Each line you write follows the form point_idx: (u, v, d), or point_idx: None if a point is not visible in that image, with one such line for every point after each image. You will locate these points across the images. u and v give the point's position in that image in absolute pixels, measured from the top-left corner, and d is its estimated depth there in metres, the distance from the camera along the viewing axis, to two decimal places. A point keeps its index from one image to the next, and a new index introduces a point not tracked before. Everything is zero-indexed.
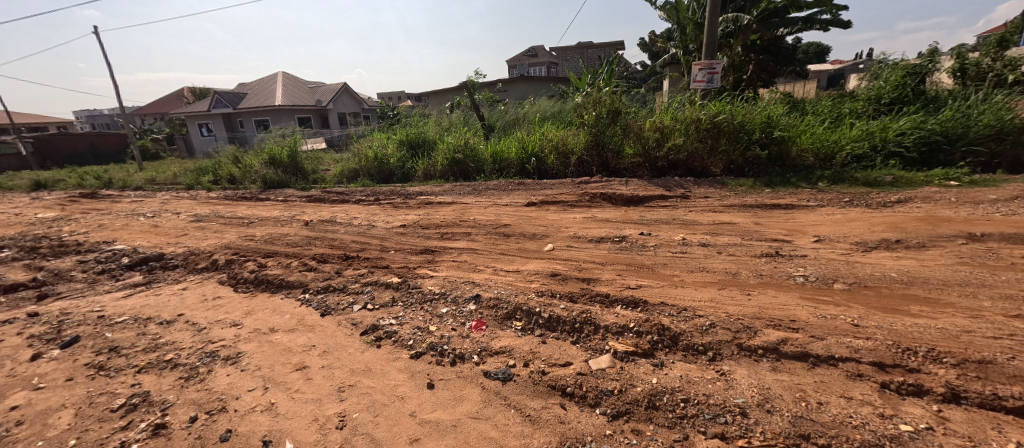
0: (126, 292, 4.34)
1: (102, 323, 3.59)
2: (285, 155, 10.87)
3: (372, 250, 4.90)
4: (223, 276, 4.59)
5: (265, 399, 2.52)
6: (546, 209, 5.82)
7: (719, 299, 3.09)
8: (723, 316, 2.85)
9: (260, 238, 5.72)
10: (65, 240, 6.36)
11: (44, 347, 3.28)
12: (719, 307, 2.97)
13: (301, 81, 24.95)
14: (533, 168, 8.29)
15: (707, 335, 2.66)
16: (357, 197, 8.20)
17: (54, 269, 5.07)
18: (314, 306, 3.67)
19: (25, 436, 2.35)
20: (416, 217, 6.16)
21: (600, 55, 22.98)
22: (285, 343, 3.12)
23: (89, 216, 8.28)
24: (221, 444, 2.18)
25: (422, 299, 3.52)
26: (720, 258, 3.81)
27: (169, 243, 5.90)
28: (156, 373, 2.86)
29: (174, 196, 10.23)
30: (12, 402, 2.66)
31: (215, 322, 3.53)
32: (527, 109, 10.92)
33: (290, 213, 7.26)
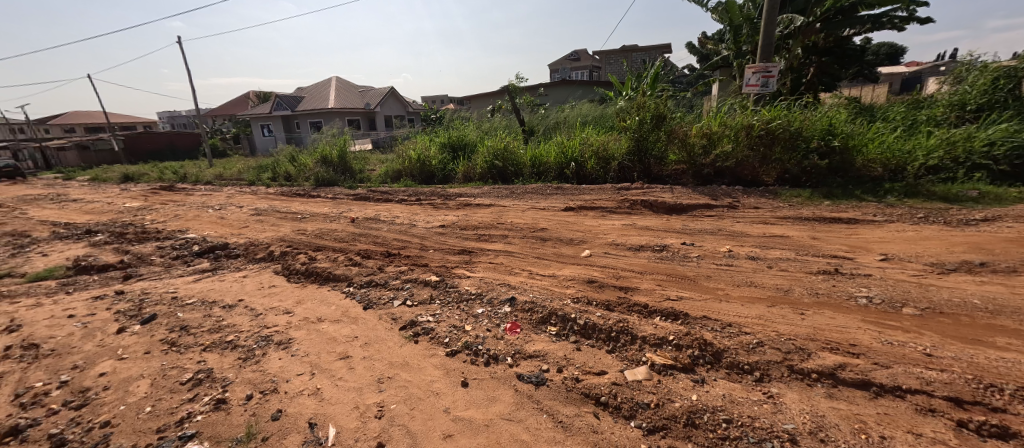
0: (196, 277, 4.78)
1: (175, 304, 3.98)
2: (335, 154, 11.50)
3: (412, 249, 5.07)
4: (278, 266, 4.93)
5: (312, 384, 2.67)
6: (584, 215, 5.75)
7: (768, 317, 2.91)
8: (772, 335, 2.68)
9: (311, 232, 6.09)
10: (147, 228, 7.10)
11: (128, 322, 3.68)
12: (768, 325, 2.81)
13: (353, 86, 26.29)
14: (571, 173, 8.23)
15: (755, 354, 2.52)
16: (400, 196, 8.52)
17: (138, 253, 5.67)
18: (357, 300, 3.86)
19: (112, 399, 2.65)
20: (455, 218, 6.30)
21: (646, 58, 22.41)
22: (330, 333, 3.30)
23: (167, 207, 9.18)
24: (272, 422, 2.34)
25: (459, 298, 3.61)
26: (770, 272, 3.60)
27: (232, 234, 6.41)
28: (218, 352, 3.12)
29: (238, 191, 11.12)
30: (101, 368, 3.00)
31: (269, 309, 3.80)
32: (568, 113, 10.85)
33: (338, 210, 7.67)
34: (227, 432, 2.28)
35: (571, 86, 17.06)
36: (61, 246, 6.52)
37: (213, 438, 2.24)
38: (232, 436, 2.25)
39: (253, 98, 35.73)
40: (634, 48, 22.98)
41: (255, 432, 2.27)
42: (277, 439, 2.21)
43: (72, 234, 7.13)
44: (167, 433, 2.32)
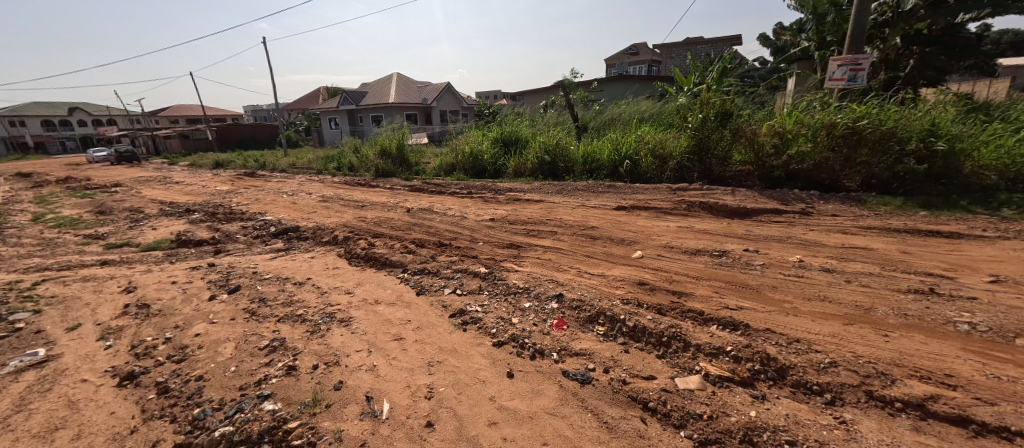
0: (272, 255, 5.26)
1: (254, 278, 4.42)
2: (394, 147, 12.05)
3: (463, 240, 5.21)
4: (341, 250, 5.29)
5: (369, 360, 2.85)
6: (637, 214, 5.57)
7: (844, 335, 2.65)
8: (848, 356, 2.44)
9: (371, 220, 6.45)
10: (233, 209, 7.92)
11: (217, 290, 4.15)
12: (844, 344, 2.56)
13: (414, 82, 27.34)
14: (625, 171, 7.99)
15: (826, 375, 2.31)
16: (452, 189, 8.76)
17: (226, 231, 6.36)
18: (411, 285, 4.05)
19: (203, 357, 3.01)
20: (505, 212, 6.37)
21: (712, 52, 21.07)
22: (385, 315, 3.49)
23: (250, 191, 10.17)
24: (334, 392, 2.54)
25: (507, 291, 3.65)
26: (848, 287, 3.26)
27: (303, 218, 6.97)
28: (289, 323, 3.43)
29: (308, 179, 12.04)
30: (196, 329, 3.42)
31: (333, 288, 4.10)
32: (619, 109, 10.52)
33: (395, 200, 8.05)
34: (295, 396, 2.50)
35: (629, 81, 16.51)
36: (166, 222, 7.48)
37: (283, 400, 2.47)
38: (299, 400, 2.46)
39: (324, 94, 38.40)
40: (699, 40, 21.70)
41: (319, 399, 2.46)
42: (337, 408, 2.39)
43: (174, 212, 8.13)
44: (247, 391, 2.59)
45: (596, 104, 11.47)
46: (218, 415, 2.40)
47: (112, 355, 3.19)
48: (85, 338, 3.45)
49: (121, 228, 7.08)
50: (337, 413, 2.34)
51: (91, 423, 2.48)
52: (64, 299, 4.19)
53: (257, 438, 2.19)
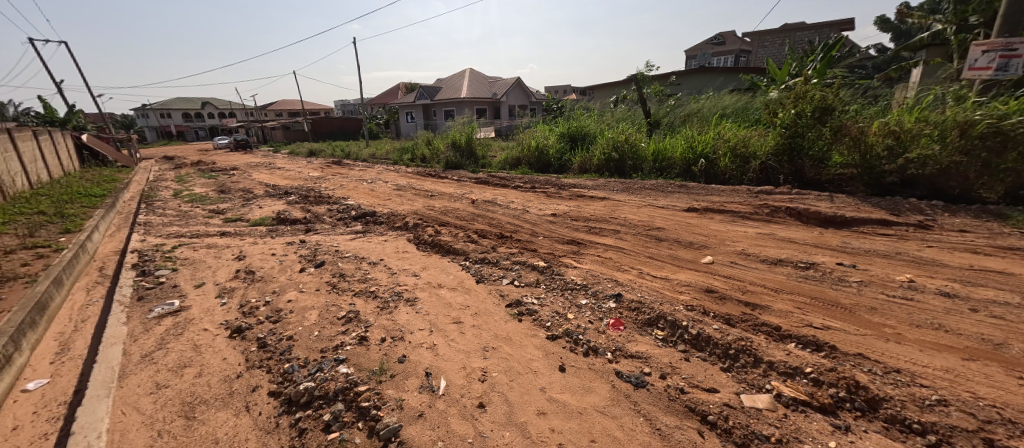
0: (352, 236, 5.78)
1: (337, 255, 4.91)
2: (463, 140, 12.46)
3: (524, 233, 5.30)
4: (410, 235, 5.65)
5: (430, 339, 3.05)
6: (708, 217, 5.26)
7: (961, 373, 2.30)
8: (964, 396, 2.12)
9: (439, 209, 6.80)
10: (322, 193, 8.79)
11: (306, 264, 4.68)
12: (960, 383, 2.22)
13: (485, 76, 27.92)
14: (699, 170, 7.54)
15: (931, 414, 2.03)
16: (516, 183, 8.90)
17: (315, 213, 7.10)
18: (472, 273, 4.23)
19: (293, 320, 3.43)
20: (567, 208, 6.36)
21: (813, 39, 18.80)
22: (447, 298, 3.69)
23: (336, 178, 11.20)
24: (398, 364, 2.76)
25: (564, 286, 3.68)
26: (972, 317, 2.80)
27: (379, 204, 7.53)
28: (363, 298, 3.77)
29: (386, 168, 12.94)
30: (289, 295, 3.90)
31: (402, 270, 4.42)
32: (701, 103, 9.85)
33: (462, 191, 8.38)
34: (365, 363, 2.77)
35: (710, 74, 15.39)
36: (269, 201, 8.53)
37: (355, 366, 2.75)
38: (368, 367, 2.72)
39: (403, 89, 40.67)
40: (797, 26, 19.48)
41: (385, 368, 2.70)
42: (401, 379, 2.60)
43: (275, 193, 9.23)
44: (327, 354, 2.91)
45: (671, 99, 10.89)
46: (303, 372, 2.74)
47: (226, 311, 3.76)
48: (207, 294, 4.10)
49: (234, 205, 8.21)
50: (400, 384, 2.56)
51: (208, 365, 2.96)
52: (193, 261, 5.01)
53: (332, 396, 2.47)
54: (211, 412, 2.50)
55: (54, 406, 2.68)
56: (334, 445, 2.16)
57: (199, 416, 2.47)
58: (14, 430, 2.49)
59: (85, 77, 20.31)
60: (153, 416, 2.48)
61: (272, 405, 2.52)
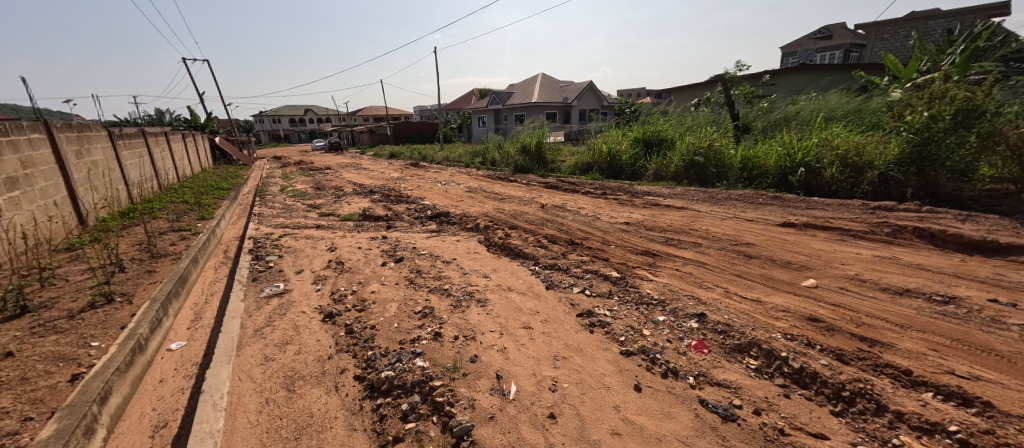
0: (427, 234, 6.08)
1: (414, 252, 5.18)
2: (533, 144, 12.49)
3: (594, 241, 5.15)
4: (482, 237, 5.79)
5: (500, 342, 3.08)
6: (809, 234, 4.70)
7: None
8: None
9: (509, 212, 6.90)
10: (402, 193, 9.37)
11: (387, 259, 5.01)
12: None
13: (558, 81, 27.83)
14: (797, 181, 6.79)
15: None
16: (587, 189, 8.73)
17: (396, 211, 7.59)
18: (542, 278, 4.21)
19: (375, 310, 3.68)
20: (641, 216, 6.09)
21: (949, 27, 16.00)
22: (517, 302, 3.71)
23: (414, 178, 11.91)
24: (470, 363, 2.82)
25: (638, 299, 3.51)
26: None
27: (452, 205, 7.82)
28: (438, 295, 3.93)
29: (459, 171, 13.46)
30: (372, 287, 4.19)
31: (473, 270, 4.53)
32: (800, 105, 8.87)
33: (532, 195, 8.43)
34: (440, 359, 2.87)
35: (812, 72, 13.78)
36: (356, 199, 9.31)
37: (430, 361, 2.86)
38: (443, 363, 2.82)
39: (477, 95, 42.04)
40: (929, 14, 16.65)
41: (458, 366, 2.78)
42: (473, 379, 2.66)
43: (361, 192, 10.05)
44: (406, 346, 3.06)
45: (763, 101, 9.96)
46: (384, 360, 2.91)
47: (320, 297, 4.15)
48: (305, 280, 4.57)
49: (328, 202, 9.09)
50: (471, 383, 2.61)
51: (305, 344, 3.28)
52: (294, 249, 5.61)
53: (410, 387, 2.59)
54: (307, 388, 2.75)
55: (188, 366, 3.14)
56: (411, 436, 2.26)
57: (297, 390, 2.74)
58: (160, 382, 2.96)
59: (219, 88, 23.92)
60: (261, 385, 2.80)
61: (357, 388, 2.72)
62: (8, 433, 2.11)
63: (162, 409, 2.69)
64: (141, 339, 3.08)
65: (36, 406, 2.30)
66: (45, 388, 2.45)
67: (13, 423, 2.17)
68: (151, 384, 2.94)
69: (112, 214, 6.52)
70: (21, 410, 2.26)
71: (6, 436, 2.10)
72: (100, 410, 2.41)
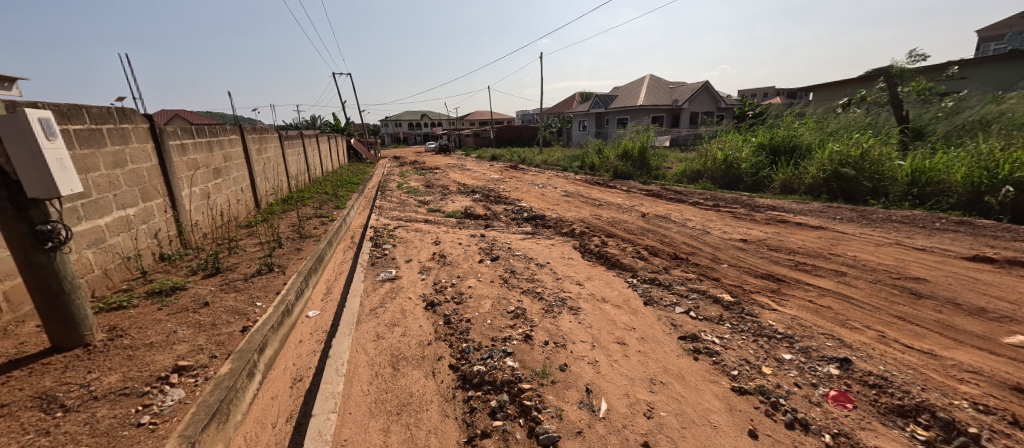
0: (523, 236, 6.15)
1: (509, 252, 5.27)
2: (636, 150, 11.89)
3: (703, 257, 4.67)
4: (576, 243, 5.66)
5: (591, 354, 2.94)
6: (1012, 275, 3.62)
7: None
8: None
9: (606, 219, 6.64)
10: (501, 194, 9.66)
11: (484, 256, 5.18)
12: None
13: (667, 82, 26.15)
14: (999, 203, 5.29)
15: None
16: (695, 199, 7.98)
17: (494, 211, 7.85)
18: (640, 292, 3.93)
19: (471, 305, 3.81)
20: (762, 234, 5.36)
21: None
22: (611, 315, 3.51)
23: (512, 180, 12.23)
24: (559, 371, 2.74)
25: (756, 330, 3.05)
26: None
27: (548, 209, 7.82)
28: (530, 298, 3.92)
29: (556, 175, 13.44)
30: (469, 283, 4.35)
31: (567, 276, 4.44)
32: (1002, 104, 6.95)
33: (631, 203, 8.02)
34: (529, 362, 2.84)
35: None
36: (459, 197, 9.88)
37: (520, 362, 2.84)
38: (532, 367, 2.78)
39: (578, 100, 41.64)
40: None
41: (547, 373, 2.71)
42: (562, 388, 2.57)
43: (464, 191, 10.62)
44: (497, 344, 3.10)
45: (942, 101, 8.06)
46: (477, 355, 2.99)
47: (423, 286, 4.45)
48: (412, 269, 4.95)
49: (434, 199, 9.80)
50: (560, 392, 2.53)
51: (409, 328, 3.52)
52: (405, 240, 6.14)
53: (499, 385, 2.59)
54: (408, 369, 2.94)
55: (320, 332, 3.61)
56: (498, 434, 2.26)
57: (400, 369, 2.94)
58: (299, 342, 3.45)
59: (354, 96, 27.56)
60: (372, 359, 3.08)
61: (450, 377, 2.82)
62: (201, 365, 2.61)
63: (299, 365, 3.12)
64: (290, 304, 3.62)
65: (219, 347, 2.82)
66: (226, 334, 3.00)
67: (205, 358, 2.69)
68: (293, 343, 3.44)
69: (276, 200, 7.92)
70: (210, 349, 2.79)
71: (200, 367, 2.60)
72: (259, 358, 2.87)
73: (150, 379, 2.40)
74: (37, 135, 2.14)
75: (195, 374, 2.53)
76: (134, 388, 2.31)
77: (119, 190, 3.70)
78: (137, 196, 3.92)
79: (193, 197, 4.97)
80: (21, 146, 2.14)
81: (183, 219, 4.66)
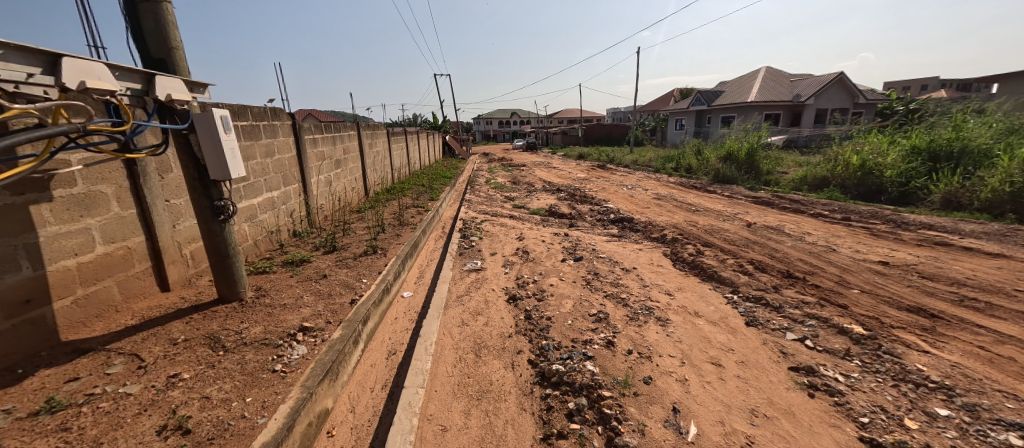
0: (608, 238, 5.94)
1: (593, 254, 5.13)
2: (744, 152, 10.73)
3: (824, 278, 4.04)
4: (668, 250, 5.30)
5: (680, 371, 2.73)
6: None
7: None
8: None
9: (703, 227, 6.11)
10: (587, 194, 9.45)
11: (567, 256, 5.11)
12: None
13: (788, 74, 23.09)
14: None
15: None
16: (818, 210, 6.94)
17: (579, 211, 7.72)
18: (741, 311, 3.53)
19: (552, 303, 3.79)
20: (909, 257, 4.47)
21: None
22: (706, 332, 3.22)
23: (599, 180, 11.90)
24: (643, 384, 2.59)
25: (897, 374, 2.55)
26: None
27: (637, 211, 7.44)
28: (613, 303, 3.77)
29: (647, 176, 12.75)
30: (551, 281, 4.34)
31: (655, 284, 4.17)
32: None
33: (734, 210, 7.27)
34: (611, 370, 2.73)
35: None
36: (544, 195, 9.92)
37: (601, 367, 2.75)
38: (614, 374, 2.67)
39: (677, 97, 39.04)
40: None
41: (630, 383, 2.59)
42: (646, 402, 2.43)
43: (549, 189, 10.61)
44: (578, 346, 3.04)
45: None
46: (556, 353, 2.96)
47: (506, 279, 4.55)
48: (497, 262, 5.09)
49: (520, 195, 9.97)
50: (643, 406, 2.39)
51: (492, 319, 3.63)
52: (491, 234, 6.35)
53: (578, 388, 2.54)
54: (490, 358, 3.03)
55: (412, 312, 3.90)
56: (575, 437, 2.21)
57: (482, 357, 3.04)
58: (395, 319, 3.77)
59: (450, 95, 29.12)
60: (457, 343, 3.23)
61: (529, 372, 2.84)
62: (319, 328, 2.99)
63: (393, 340, 3.41)
64: (389, 284, 3.96)
65: (333, 315, 3.20)
66: (338, 304, 3.39)
67: (322, 322, 3.07)
68: (389, 319, 3.77)
69: (381, 190, 8.76)
70: (327, 315, 3.18)
71: (318, 329, 2.98)
72: (363, 329, 3.20)
73: (283, 334, 2.82)
74: (218, 128, 2.63)
75: (314, 335, 2.90)
76: (272, 339, 2.73)
77: (268, 175, 4.40)
78: (280, 180, 4.62)
79: (319, 183, 5.71)
80: (208, 137, 2.65)
81: (311, 202, 5.39)
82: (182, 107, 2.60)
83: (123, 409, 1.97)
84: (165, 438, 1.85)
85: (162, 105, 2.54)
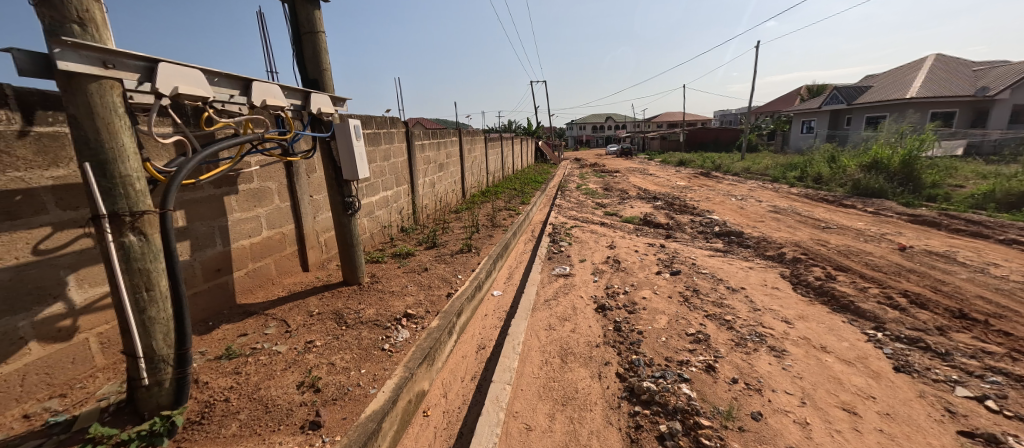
0: (711, 253, 5.47)
1: (693, 269, 4.77)
2: (899, 160, 8.97)
3: (1019, 324, 3.21)
4: (786, 271, 4.69)
5: (798, 411, 2.41)
6: None
7: None
8: None
9: (835, 247, 5.27)
10: (687, 203, 8.81)
11: (663, 268, 4.84)
12: None
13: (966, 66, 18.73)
14: None
15: None
16: (1009, 236, 5.51)
17: (677, 221, 7.23)
18: (887, 352, 2.99)
19: (644, 317, 3.63)
20: None
21: None
22: (835, 371, 2.79)
23: (702, 189, 10.99)
24: (750, 419, 2.35)
25: None
26: None
27: (747, 225, 6.71)
28: (715, 324, 3.47)
29: (760, 186, 11.41)
30: (644, 294, 4.15)
31: (768, 309, 3.73)
32: None
33: (879, 230, 6.14)
34: (711, 397, 2.53)
35: None
36: (639, 203, 9.52)
37: (698, 392, 2.57)
38: (714, 403, 2.47)
39: (804, 96, 34.29)
40: None
41: (733, 415, 2.36)
42: (753, 439, 2.20)
43: (645, 197, 10.12)
44: (672, 365, 2.86)
45: None
46: (647, 370, 2.84)
47: (596, 287, 4.48)
48: (586, 269, 5.03)
49: (614, 202, 9.70)
50: (749, 444, 2.17)
51: (580, 326, 3.60)
52: (581, 240, 6.30)
53: (672, 411, 2.41)
54: (576, 365, 3.02)
55: (501, 310, 4.07)
56: None
57: (569, 363, 3.04)
58: (485, 315, 3.97)
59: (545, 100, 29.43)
60: (543, 346, 3.29)
61: (617, 385, 2.76)
62: (420, 316, 3.29)
63: (483, 335, 3.59)
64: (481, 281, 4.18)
65: (432, 305, 3.49)
66: (436, 296, 3.69)
67: (422, 311, 3.37)
68: (480, 315, 3.98)
69: (476, 192, 9.24)
70: (426, 305, 3.48)
71: (420, 317, 3.27)
72: (456, 322, 3.43)
73: (390, 317, 3.17)
74: (351, 135, 3.09)
75: (416, 321, 3.20)
76: (382, 321, 3.09)
77: (384, 177, 4.95)
78: (393, 181, 5.18)
79: (424, 185, 6.26)
80: (344, 142, 3.11)
81: (417, 201, 5.93)
82: (327, 118, 3.11)
83: (274, 363, 2.41)
84: (302, 392, 2.22)
85: (313, 117, 3.07)
